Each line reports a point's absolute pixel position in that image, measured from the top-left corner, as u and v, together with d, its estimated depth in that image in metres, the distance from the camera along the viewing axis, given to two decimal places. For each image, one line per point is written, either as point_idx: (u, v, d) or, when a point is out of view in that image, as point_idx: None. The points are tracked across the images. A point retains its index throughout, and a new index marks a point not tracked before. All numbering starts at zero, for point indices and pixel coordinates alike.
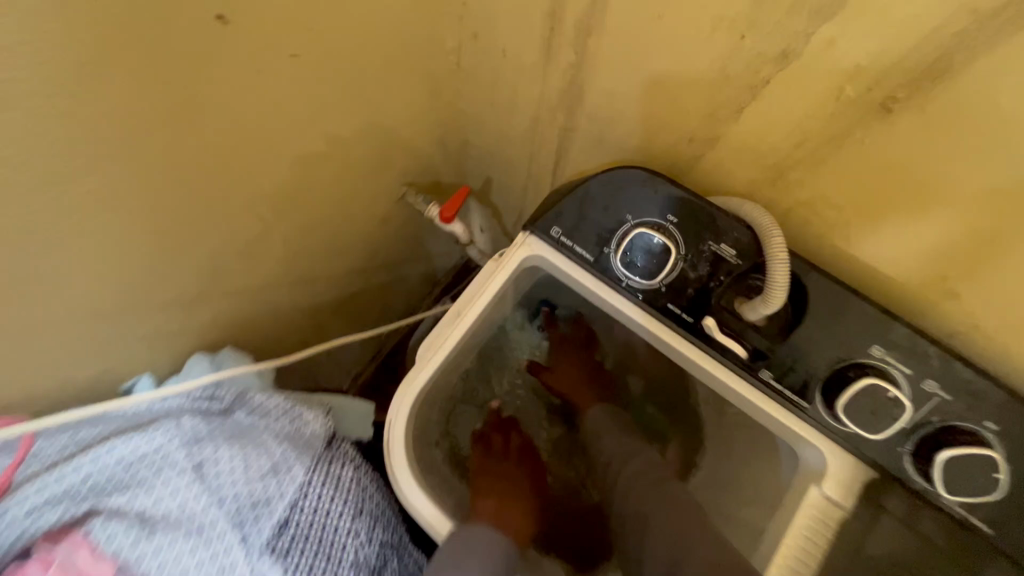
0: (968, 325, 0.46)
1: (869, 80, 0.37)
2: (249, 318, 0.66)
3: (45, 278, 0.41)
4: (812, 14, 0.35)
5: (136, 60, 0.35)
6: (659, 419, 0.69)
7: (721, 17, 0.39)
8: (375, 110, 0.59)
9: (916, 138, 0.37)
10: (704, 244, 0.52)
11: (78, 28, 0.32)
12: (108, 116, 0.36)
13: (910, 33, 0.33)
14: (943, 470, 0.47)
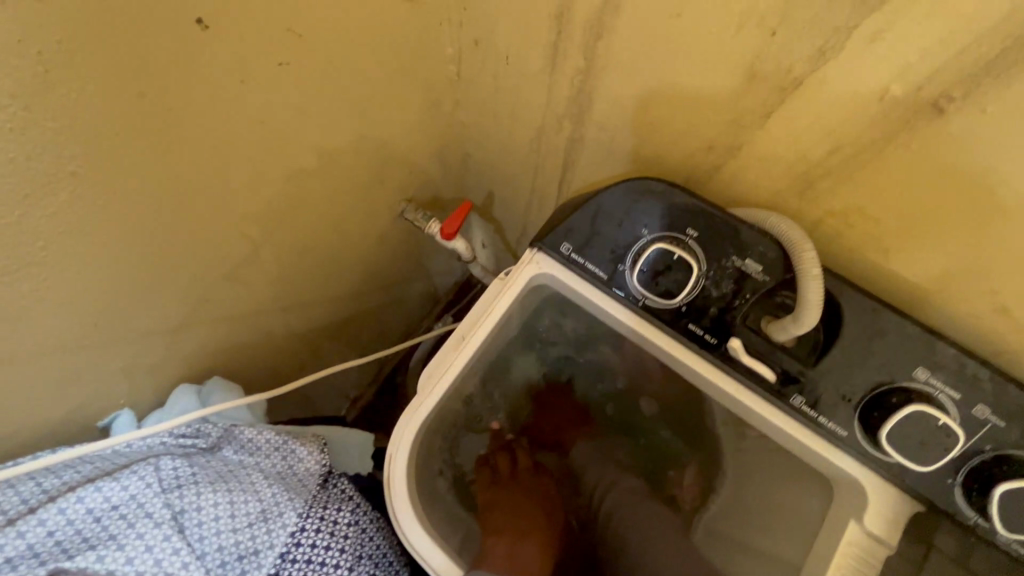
0: (1021, 344, 0.42)
1: (913, 78, 0.33)
2: (239, 344, 0.62)
3: (11, 311, 0.37)
4: (852, 7, 0.32)
5: (105, 69, 0.32)
6: (677, 442, 0.64)
7: (747, 14, 0.36)
8: (371, 122, 0.56)
9: (966, 141, 0.34)
10: (727, 260, 0.48)
11: (36, 34, 0.28)
12: (76, 131, 0.33)
13: (967, 24, 0.30)
14: (1000, 506, 0.42)
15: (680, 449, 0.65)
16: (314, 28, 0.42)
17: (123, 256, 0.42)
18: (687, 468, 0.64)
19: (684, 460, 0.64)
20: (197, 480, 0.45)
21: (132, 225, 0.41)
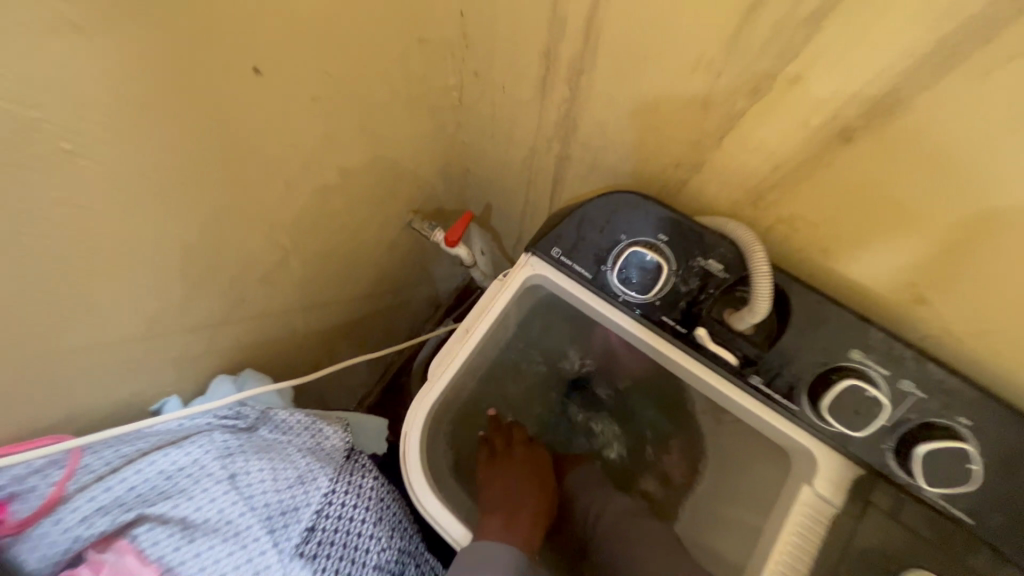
0: (938, 328, 0.50)
1: (831, 112, 0.42)
2: (266, 341, 0.70)
3: (97, 309, 0.45)
4: (778, 57, 0.40)
5: (186, 111, 0.40)
6: (665, 424, 0.71)
7: (699, 59, 0.44)
8: (385, 143, 0.64)
9: (875, 161, 0.42)
10: (693, 260, 0.56)
11: (143, 91, 0.36)
12: (160, 161, 0.41)
13: (866, 73, 0.38)
14: (922, 464, 0.51)
15: (667, 430, 0.71)
16: (343, 68, 0.50)
17: (182, 262, 0.50)
18: (672, 451, 0.70)
19: (669, 442, 0.71)
20: (245, 448, 0.52)
21: (192, 235, 0.49)
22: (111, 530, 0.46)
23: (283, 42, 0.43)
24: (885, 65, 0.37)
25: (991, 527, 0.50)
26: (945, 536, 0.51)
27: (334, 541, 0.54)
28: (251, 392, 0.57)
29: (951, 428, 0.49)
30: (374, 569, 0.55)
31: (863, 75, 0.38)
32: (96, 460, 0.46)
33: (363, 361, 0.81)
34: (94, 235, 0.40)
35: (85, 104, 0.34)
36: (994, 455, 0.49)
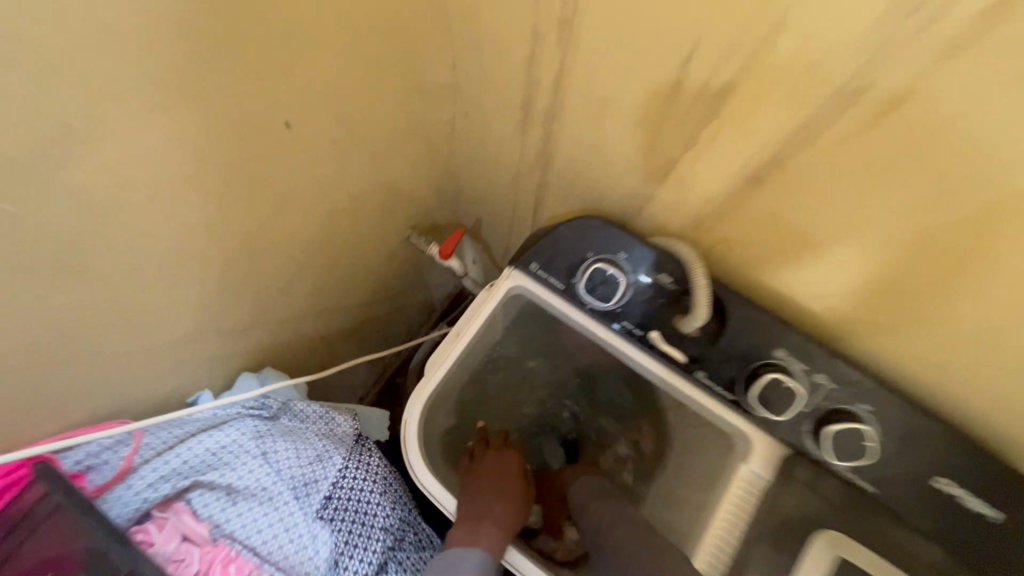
0: (849, 328, 0.61)
1: (749, 159, 0.52)
2: (280, 343, 0.79)
3: (149, 318, 0.54)
4: (702, 117, 0.51)
5: (232, 161, 0.49)
6: (634, 407, 0.80)
7: (645, 115, 0.54)
8: (388, 174, 0.74)
9: (787, 201, 0.53)
10: (648, 274, 0.66)
11: (201, 150, 0.46)
12: (209, 201, 0.51)
13: (768, 135, 0.48)
14: (832, 442, 0.61)
15: (637, 410, 0.80)
16: (360, 119, 0.60)
17: (219, 278, 0.59)
18: (642, 427, 0.80)
19: (638, 421, 0.80)
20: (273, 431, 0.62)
21: (227, 257, 0.58)
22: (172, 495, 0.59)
23: (313, 105, 0.53)
24: (782, 130, 0.48)
25: (889, 493, 0.61)
26: (850, 501, 0.64)
27: (347, 507, 0.64)
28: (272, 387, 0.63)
29: (853, 412, 0.61)
30: (382, 529, 0.65)
31: (769, 135, 0.49)
32: (154, 439, 0.57)
33: (363, 362, 0.89)
34: (153, 261, 0.50)
35: (160, 164, 0.44)
36: (891, 437, 0.60)
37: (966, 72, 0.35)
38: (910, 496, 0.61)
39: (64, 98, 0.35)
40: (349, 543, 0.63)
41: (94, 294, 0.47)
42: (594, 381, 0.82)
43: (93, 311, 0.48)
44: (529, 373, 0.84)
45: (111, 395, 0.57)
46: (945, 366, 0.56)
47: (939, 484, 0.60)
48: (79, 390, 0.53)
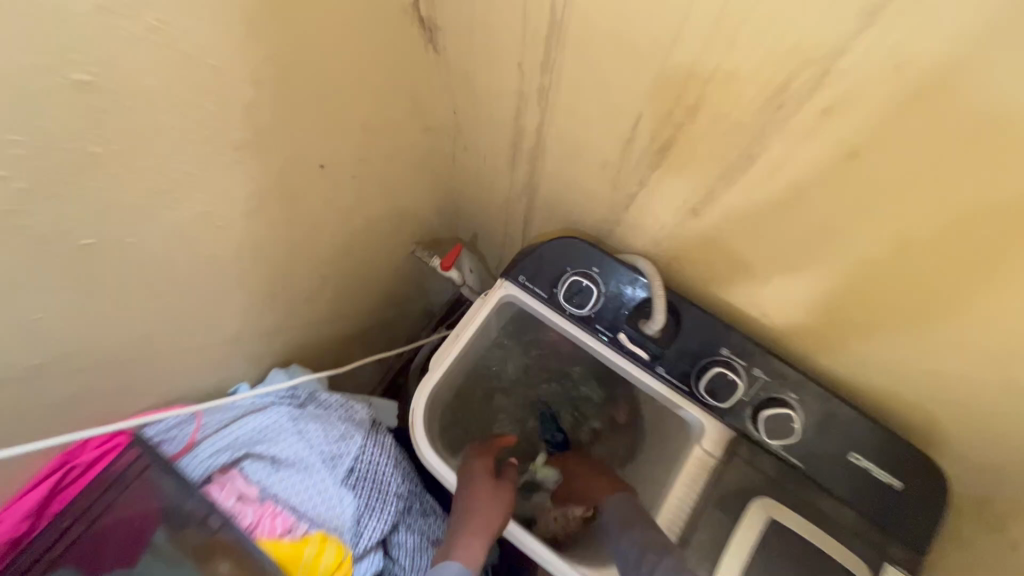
0: (784, 329, 0.74)
1: (689, 203, 0.64)
2: (301, 345, 0.91)
3: (202, 332, 0.66)
4: (650, 168, 0.63)
5: (277, 199, 0.62)
6: (608, 389, 0.93)
7: (608, 162, 0.67)
8: (396, 200, 0.86)
9: (724, 231, 0.65)
10: (617, 286, 0.80)
11: (253, 196, 0.58)
12: (255, 232, 0.62)
13: (702, 186, 0.60)
14: (766, 425, 0.75)
15: (610, 392, 0.93)
16: (373, 156, 0.72)
17: (258, 291, 0.71)
18: (618, 404, 0.93)
19: (615, 400, 0.93)
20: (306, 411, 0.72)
21: (265, 276, 0.70)
22: (228, 463, 0.67)
23: (336, 148, 0.64)
24: (708, 181, 0.59)
25: (813, 466, 0.74)
26: (784, 474, 0.77)
27: (369, 477, 0.71)
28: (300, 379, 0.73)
29: (782, 399, 0.75)
30: (397, 497, 0.73)
31: (700, 185, 0.60)
32: (212, 421, 0.68)
33: (371, 361, 1.01)
34: (213, 285, 0.62)
35: (224, 210, 0.55)
36: (815, 418, 0.74)
37: (834, 153, 0.48)
38: (832, 468, 0.74)
39: (166, 172, 0.46)
40: (370, 510, 0.70)
41: (167, 309, 0.58)
42: (571, 371, 0.95)
43: (168, 327, 0.60)
44: (515, 364, 0.96)
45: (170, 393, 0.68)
46: (858, 354, 0.70)
47: (853, 458, 0.73)
48: (147, 386, 0.62)
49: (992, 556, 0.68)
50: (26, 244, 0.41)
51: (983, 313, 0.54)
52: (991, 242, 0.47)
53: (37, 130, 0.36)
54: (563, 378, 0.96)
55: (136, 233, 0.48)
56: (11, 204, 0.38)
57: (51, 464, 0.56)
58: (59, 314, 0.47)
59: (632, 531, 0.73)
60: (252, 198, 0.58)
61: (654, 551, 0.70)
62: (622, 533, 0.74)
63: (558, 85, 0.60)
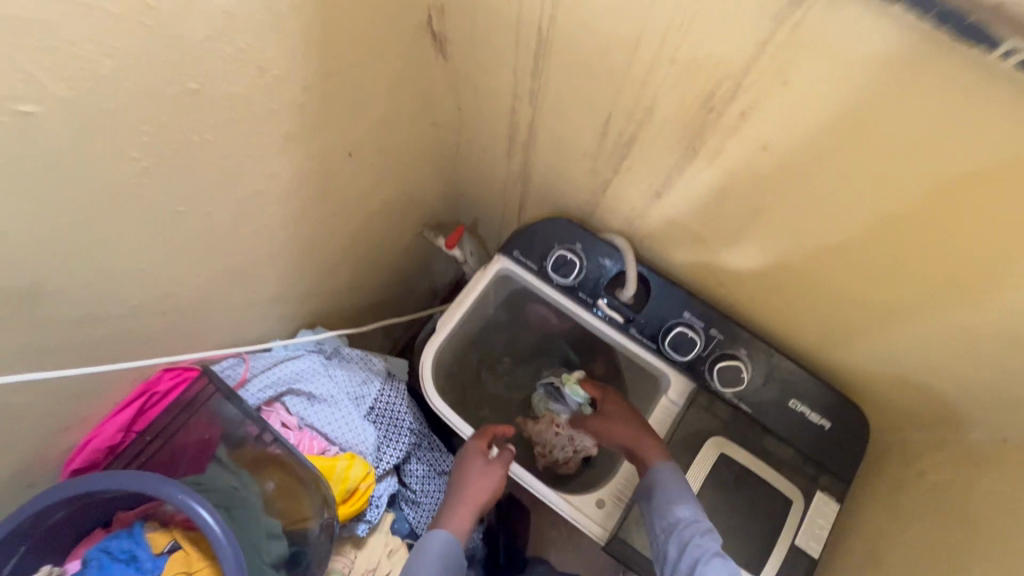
0: (739, 297, 0.87)
1: (655, 186, 0.77)
2: (327, 317, 1.03)
3: (254, 299, 0.78)
4: (622, 156, 0.76)
5: (314, 181, 0.75)
6: (587, 348, 1.04)
7: (590, 152, 0.80)
8: (408, 185, 0.98)
9: (684, 211, 0.78)
10: (597, 259, 0.93)
11: (297, 177, 0.71)
12: (297, 210, 0.75)
13: (665, 171, 0.73)
14: (721, 375, 0.89)
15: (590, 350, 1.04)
16: (390, 145, 0.85)
17: (293, 262, 0.83)
18: (596, 359, 1.04)
19: (593, 356, 1.04)
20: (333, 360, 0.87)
21: (303, 250, 0.83)
22: (273, 396, 0.82)
23: (360, 138, 0.77)
24: (667, 167, 0.72)
25: (759, 410, 0.89)
26: (735, 420, 0.91)
27: (386, 415, 0.86)
28: (325, 334, 0.86)
29: (734, 354, 0.88)
30: (409, 430, 0.88)
31: (662, 171, 0.73)
32: (260, 362, 0.82)
33: (375, 326, 1.12)
34: (264, 253, 0.75)
35: (275, 188, 0.69)
36: (762, 371, 0.88)
37: (762, 146, 0.61)
38: (775, 413, 0.89)
39: (237, 154, 0.59)
40: (387, 441, 0.85)
41: (228, 273, 0.71)
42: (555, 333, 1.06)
43: (229, 289, 0.73)
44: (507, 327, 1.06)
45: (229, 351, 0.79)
46: (797, 315, 0.83)
47: (793, 404, 0.87)
48: (209, 333, 0.74)
49: (908, 482, 0.82)
50: (140, 210, 0.54)
51: (883, 273, 0.67)
52: (878, 215, 0.60)
53: (159, 124, 0.49)
54: (548, 338, 1.07)
55: (213, 203, 0.61)
56: (135, 177, 0.51)
57: (134, 391, 0.69)
58: (157, 268, 0.61)
59: (679, 507, 0.80)
60: (296, 179, 0.71)
61: (697, 531, 0.78)
62: (668, 508, 0.80)
63: (546, 87, 0.73)
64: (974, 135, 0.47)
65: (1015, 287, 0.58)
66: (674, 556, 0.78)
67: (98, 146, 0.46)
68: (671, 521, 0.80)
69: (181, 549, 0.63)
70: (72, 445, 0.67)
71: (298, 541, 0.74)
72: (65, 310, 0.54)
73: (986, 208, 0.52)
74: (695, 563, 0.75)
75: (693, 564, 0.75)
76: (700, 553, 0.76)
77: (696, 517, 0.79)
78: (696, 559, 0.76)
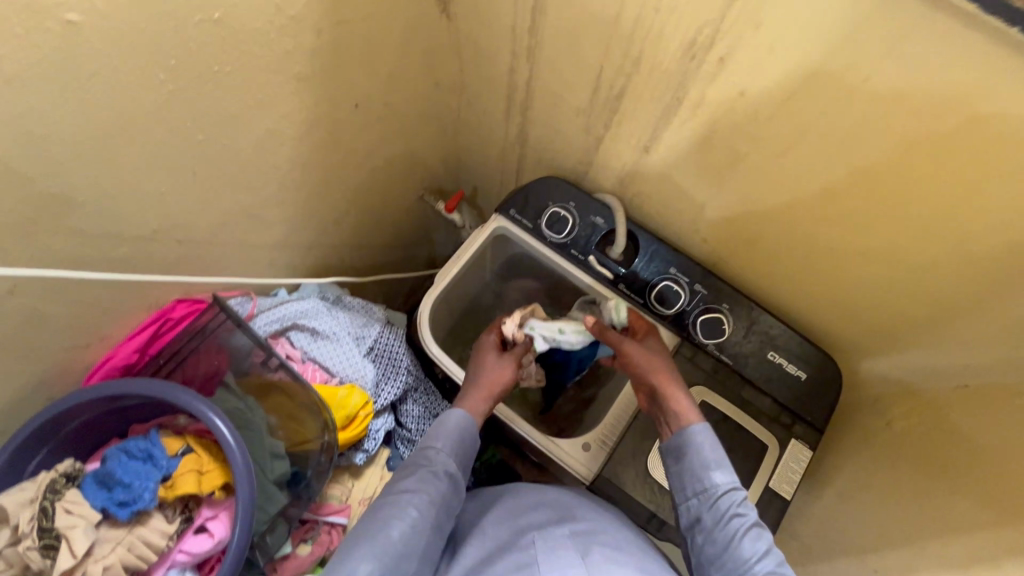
0: (725, 252, 0.92)
1: (646, 140, 0.82)
2: (331, 273, 1.07)
3: (261, 238, 0.83)
4: (615, 110, 0.80)
5: (324, 129, 0.79)
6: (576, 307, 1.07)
7: (584, 108, 0.84)
8: (410, 146, 1.03)
9: (672, 164, 0.83)
10: (589, 218, 0.98)
11: (309, 122, 0.75)
12: (306, 156, 0.80)
13: (655, 123, 0.78)
14: (703, 327, 0.94)
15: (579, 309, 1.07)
16: (395, 101, 0.89)
17: (301, 209, 0.87)
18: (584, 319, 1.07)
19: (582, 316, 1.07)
20: (336, 305, 0.93)
21: (310, 198, 0.87)
22: (278, 331, 0.87)
23: (367, 90, 0.81)
24: (654, 119, 0.77)
25: (740, 360, 0.94)
26: (717, 371, 0.95)
27: (385, 355, 0.92)
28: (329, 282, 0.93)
29: (716, 307, 0.94)
30: (406, 370, 0.93)
31: (649, 123, 0.78)
32: (265, 301, 0.87)
33: (373, 281, 1.16)
34: (273, 194, 0.79)
35: (288, 129, 0.73)
36: (742, 323, 0.94)
37: (744, 92, 0.65)
38: (754, 365, 0.93)
39: (255, 91, 0.64)
40: (385, 379, 0.90)
41: (239, 208, 0.75)
42: (549, 292, 1.09)
43: (239, 224, 0.77)
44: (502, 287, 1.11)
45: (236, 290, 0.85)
46: (778, 269, 0.88)
47: (771, 355, 0.93)
48: (219, 266, 0.79)
49: (877, 431, 0.86)
50: (164, 133, 0.58)
51: (856, 222, 0.71)
52: (850, 159, 0.65)
53: (186, 50, 0.54)
54: (540, 299, 1.10)
55: (230, 136, 0.65)
56: (161, 99, 0.55)
57: (151, 316, 0.74)
58: (175, 193, 0.65)
59: (716, 474, 0.75)
60: (306, 123, 0.75)
61: (734, 501, 0.72)
62: (704, 473, 0.75)
63: (542, 44, 0.78)
64: (936, 75, 0.51)
65: (972, 231, 0.62)
66: (708, 524, 0.73)
67: (130, 62, 0.50)
68: (707, 487, 0.74)
69: (192, 452, 0.69)
70: (92, 363, 0.72)
71: (300, 462, 0.80)
72: (91, 223, 0.59)
73: (947, 148, 0.57)
74: (733, 534, 0.70)
75: (730, 536, 0.70)
76: (738, 525, 0.70)
77: (734, 486, 0.74)
78: (733, 531, 0.70)
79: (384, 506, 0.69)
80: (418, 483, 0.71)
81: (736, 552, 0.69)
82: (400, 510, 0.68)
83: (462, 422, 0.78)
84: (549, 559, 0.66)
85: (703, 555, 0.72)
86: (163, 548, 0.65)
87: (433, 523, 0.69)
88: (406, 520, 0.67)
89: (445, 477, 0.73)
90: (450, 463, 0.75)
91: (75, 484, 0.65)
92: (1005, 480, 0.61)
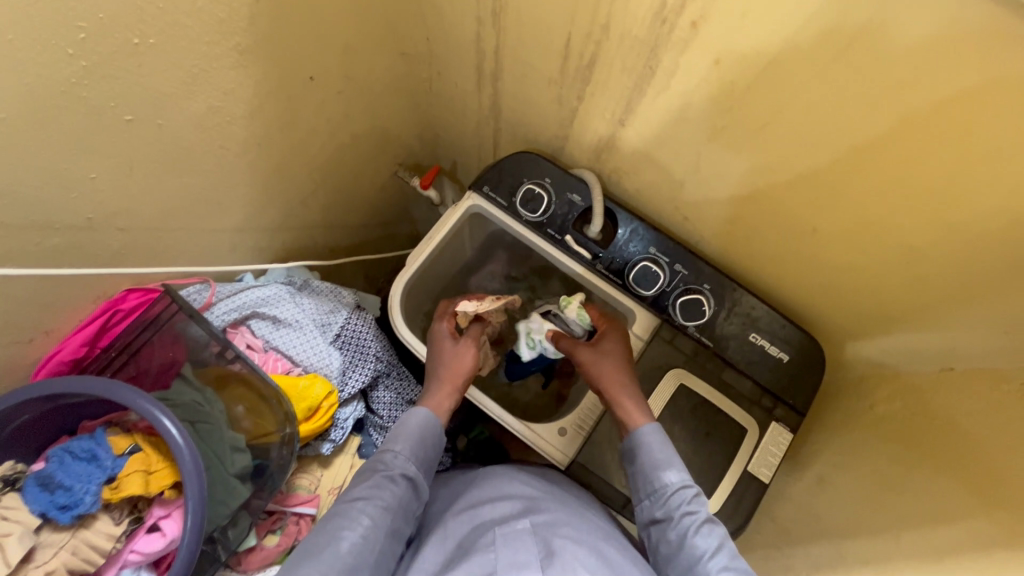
0: (709, 231, 0.88)
1: (621, 111, 0.76)
2: (303, 253, 1.03)
3: (216, 221, 0.78)
4: (587, 80, 0.75)
5: (277, 106, 0.74)
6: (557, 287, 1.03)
7: (557, 77, 0.78)
8: (378, 119, 0.97)
9: (650, 139, 0.78)
10: (566, 195, 0.93)
11: (258, 98, 0.70)
12: (258, 136, 0.75)
13: (629, 93, 0.72)
14: (683, 309, 0.91)
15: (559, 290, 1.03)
16: (356, 73, 0.83)
17: (258, 191, 0.82)
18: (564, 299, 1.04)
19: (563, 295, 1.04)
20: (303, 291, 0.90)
21: (268, 180, 0.83)
22: (239, 319, 0.85)
23: (323, 62, 0.76)
24: (628, 89, 0.72)
25: (721, 343, 0.91)
26: (697, 352, 0.92)
27: (352, 342, 0.90)
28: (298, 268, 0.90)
29: (697, 288, 0.90)
30: (375, 357, 0.92)
31: (623, 94, 0.73)
32: (224, 288, 0.85)
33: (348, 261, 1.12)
34: (225, 175, 0.74)
35: (235, 108, 0.68)
36: (723, 304, 0.90)
37: (723, 59, 0.59)
38: (735, 347, 0.91)
39: (188, 66, 0.58)
40: (352, 366, 0.89)
41: (185, 191, 0.70)
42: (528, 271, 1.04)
43: (188, 208, 0.73)
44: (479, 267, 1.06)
45: (193, 278, 0.81)
46: (763, 249, 0.84)
47: (752, 337, 0.90)
48: (171, 253, 0.75)
49: (861, 415, 0.84)
50: (84, 114, 0.54)
51: (842, 202, 0.67)
52: (837, 134, 0.59)
53: (95, 19, 0.48)
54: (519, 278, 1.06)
55: (165, 116, 0.61)
56: (74, 76, 0.50)
57: (99, 307, 0.72)
58: (108, 177, 0.60)
59: (667, 473, 0.73)
60: (254, 100, 0.69)
61: (683, 498, 0.71)
62: (654, 474, 0.74)
63: (507, 9, 0.72)
64: (925, 39, 0.46)
65: (964, 211, 0.57)
66: (660, 524, 0.71)
67: (29, 37, 0.45)
68: (659, 487, 0.73)
69: (141, 450, 0.69)
70: (40, 356, 0.70)
71: (261, 454, 0.79)
72: (15, 213, 0.55)
73: (940, 124, 0.51)
74: (685, 532, 0.68)
75: (682, 535, 0.68)
76: (688, 523, 0.68)
77: (684, 484, 0.72)
78: (684, 529, 0.68)
79: (333, 518, 0.68)
80: (372, 489, 0.70)
81: (690, 550, 0.67)
82: (351, 520, 0.66)
83: (425, 421, 0.78)
84: (510, 557, 0.64)
85: (660, 555, 0.71)
86: (109, 550, 0.66)
87: (388, 529, 0.68)
88: (357, 530, 0.66)
89: (402, 480, 0.72)
90: (408, 467, 0.73)
91: (15, 488, 0.65)
92: (989, 474, 0.58)
